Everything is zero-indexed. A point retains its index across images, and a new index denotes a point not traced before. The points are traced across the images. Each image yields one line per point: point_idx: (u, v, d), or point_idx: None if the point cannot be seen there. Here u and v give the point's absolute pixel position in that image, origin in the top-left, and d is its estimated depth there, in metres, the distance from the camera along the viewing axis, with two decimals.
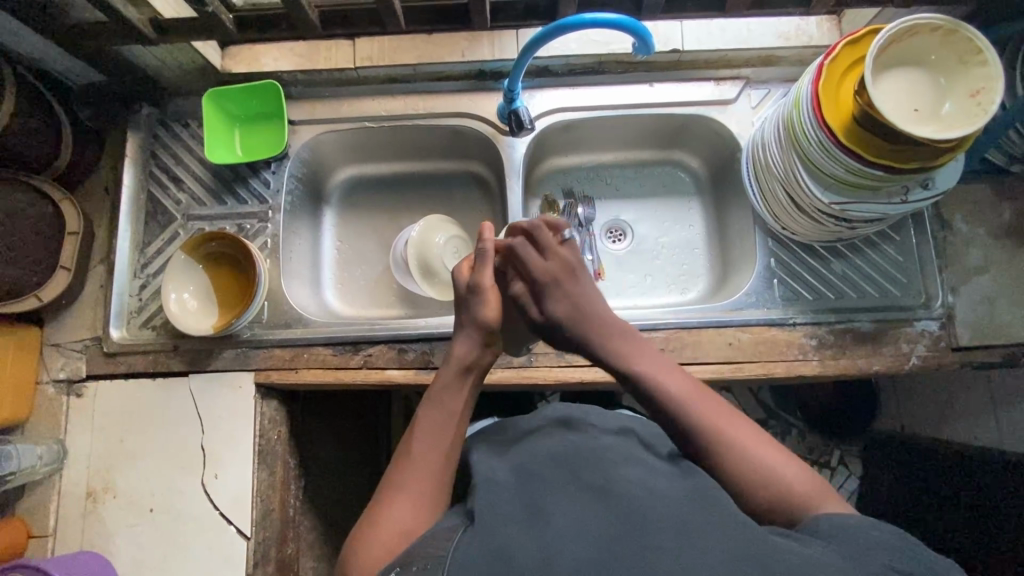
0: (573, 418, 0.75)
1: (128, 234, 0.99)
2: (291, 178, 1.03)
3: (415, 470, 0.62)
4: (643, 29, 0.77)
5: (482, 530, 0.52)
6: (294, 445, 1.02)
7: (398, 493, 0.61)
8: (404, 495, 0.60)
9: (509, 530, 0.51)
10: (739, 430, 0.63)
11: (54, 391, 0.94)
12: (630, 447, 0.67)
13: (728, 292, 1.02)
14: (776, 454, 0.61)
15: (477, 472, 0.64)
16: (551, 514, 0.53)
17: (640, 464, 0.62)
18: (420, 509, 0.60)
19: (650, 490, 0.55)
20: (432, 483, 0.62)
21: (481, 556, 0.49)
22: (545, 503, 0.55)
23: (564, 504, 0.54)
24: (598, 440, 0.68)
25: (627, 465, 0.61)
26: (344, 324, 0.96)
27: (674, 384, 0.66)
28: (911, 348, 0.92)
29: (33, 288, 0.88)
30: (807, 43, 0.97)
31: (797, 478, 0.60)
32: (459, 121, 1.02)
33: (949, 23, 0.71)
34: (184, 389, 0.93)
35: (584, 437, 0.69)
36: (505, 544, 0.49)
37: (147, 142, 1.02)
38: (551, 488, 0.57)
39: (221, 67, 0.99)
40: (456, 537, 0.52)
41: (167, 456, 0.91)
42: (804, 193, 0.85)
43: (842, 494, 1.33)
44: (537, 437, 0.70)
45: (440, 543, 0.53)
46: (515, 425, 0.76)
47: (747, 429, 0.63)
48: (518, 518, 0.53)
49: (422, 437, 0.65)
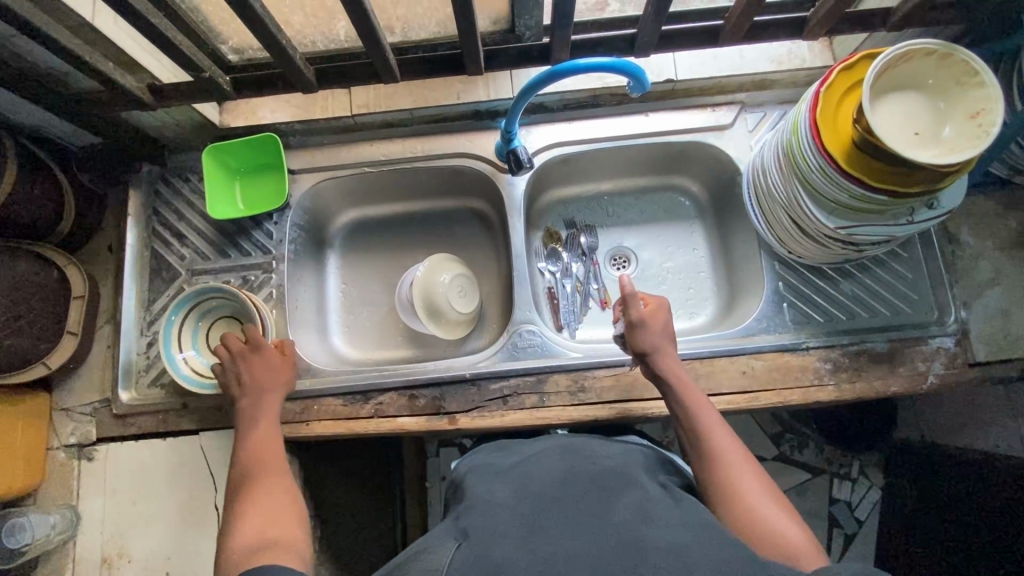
0: (575, 443, 0.75)
1: (133, 292, 0.99)
2: (293, 227, 1.03)
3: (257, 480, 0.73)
4: (637, 69, 0.76)
5: (481, 545, 0.54)
6: (311, 497, 1.01)
7: (249, 497, 0.71)
8: (257, 498, 0.70)
9: (507, 544, 0.54)
10: (756, 493, 0.68)
11: (65, 456, 0.93)
12: (630, 469, 0.68)
13: (737, 317, 1.01)
14: (782, 520, 0.65)
15: (477, 495, 0.65)
16: (548, 535, 0.55)
17: (638, 488, 0.63)
18: (284, 497, 0.71)
19: (648, 515, 0.57)
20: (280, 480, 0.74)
21: (478, 566, 0.52)
22: (543, 523, 0.57)
23: (563, 525, 0.56)
24: (600, 462, 0.69)
25: (626, 488, 0.62)
26: (354, 373, 0.95)
27: (722, 440, 0.73)
28: (928, 367, 0.91)
29: (41, 356, 0.88)
30: (800, 65, 0.97)
31: (792, 532, 0.64)
32: (458, 161, 1.03)
33: (943, 47, 0.71)
34: (195, 449, 0.92)
35: (585, 461, 0.69)
36: (505, 561, 0.52)
37: (149, 199, 1.02)
38: (550, 509, 0.59)
39: (219, 122, 1.00)
40: (448, 552, 0.55)
41: (182, 517, 0.90)
42: (808, 218, 0.85)
43: (864, 505, 1.32)
44: (536, 457, 0.71)
45: (435, 554, 0.55)
46: (516, 451, 0.77)
47: (758, 483, 0.69)
48: (515, 534, 0.55)
49: (252, 482, 0.73)
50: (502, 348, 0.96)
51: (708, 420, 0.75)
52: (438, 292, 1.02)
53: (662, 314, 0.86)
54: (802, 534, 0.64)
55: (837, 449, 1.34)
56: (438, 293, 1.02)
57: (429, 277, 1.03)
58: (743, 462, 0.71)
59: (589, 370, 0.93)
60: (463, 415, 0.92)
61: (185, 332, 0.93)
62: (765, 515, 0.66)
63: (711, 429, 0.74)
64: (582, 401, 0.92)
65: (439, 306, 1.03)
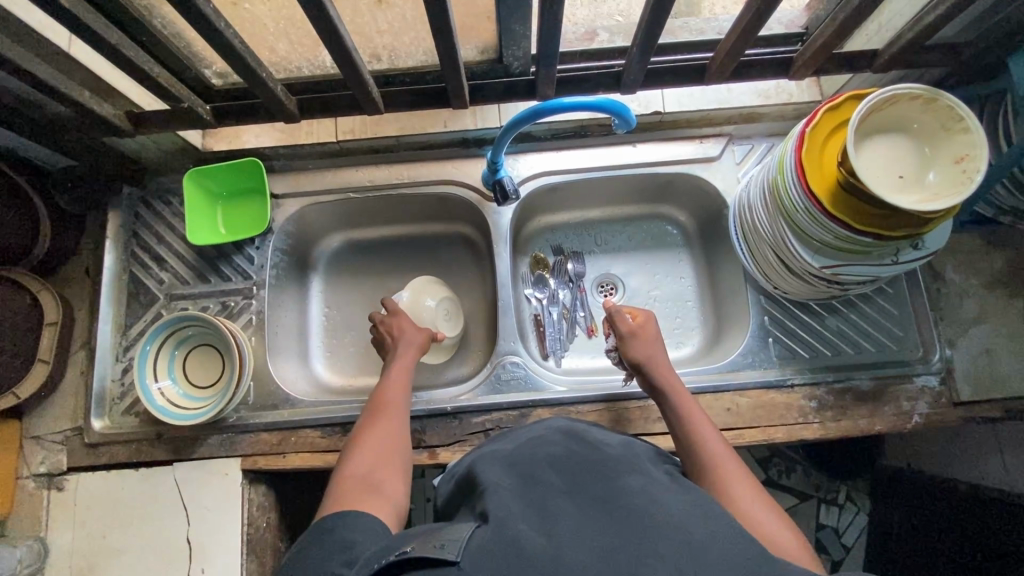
0: (576, 429, 0.72)
1: (110, 317, 0.97)
2: (276, 252, 1.02)
3: (373, 432, 0.76)
4: (622, 107, 0.76)
5: (492, 528, 0.51)
6: (287, 528, 0.99)
7: (358, 451, 0.74)
8: (363, 451, 0.73)
9: (517, 529, 0.51)
10: (748, 493, 0.66)
11: (34, 486, 0.91)
12: (636, 458, 0.65)
13: (723, 350, 1.00)
14: (774, 518, 0.64)
15: (485, 480, 0.62)
16: (557, 522, 0.52)
17: (644, 474, 0.60)
18: (386, 452, 0.74)
19: (657, 499, 0.54)
20: (393, 431, 0.77)
21: (493, 546, 0.49)
22: (548, 510, 0.54)
23: (571, 511, 0.53)
24: (602, 449, 0.66)
25: (630, 474, 0.60)
26: (333, 404, 0.93)
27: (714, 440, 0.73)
28: (913, 406, 0.90)
29: (10, 386, 0.86)
30: (788, 100, 0.97)
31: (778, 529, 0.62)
32: (444, 188, 1.02)
33: (927, 92, 0.70)
34: (168, 480, 0.90)
35: (588, 447, 0.67)
36: (520, 545, 0.49)
37: (128, 221, 1.00)
38: (556, 497, 0.56)
39: (202, 146, 0.99)
40: (466, 529, 0.52)
41: (154, 550, 0.88)
42: (794, 256, 0.84)
43: (852, 532, 1.29)
44: (536, 443, 0.69)
45: (453, 531, 0.52)
46: (514, 437, 0.74)
47: (749, 484, 0.67)
48: (523, 518, 0.53)
49: (372, 426, 0.78)
50: (485, 381, 0.94)
51: (696, 421, 0.76)
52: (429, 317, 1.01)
53: (653, 323, 0.89)
54: (789, 532, 0.62)
55: (824, 475, 1.32)
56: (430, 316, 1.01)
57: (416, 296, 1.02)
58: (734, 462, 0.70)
59: (572, 404, 0.93)
60: (443, 449, 0.91)
61: (161, 360, 0.91)
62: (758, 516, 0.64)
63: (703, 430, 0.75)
64: None
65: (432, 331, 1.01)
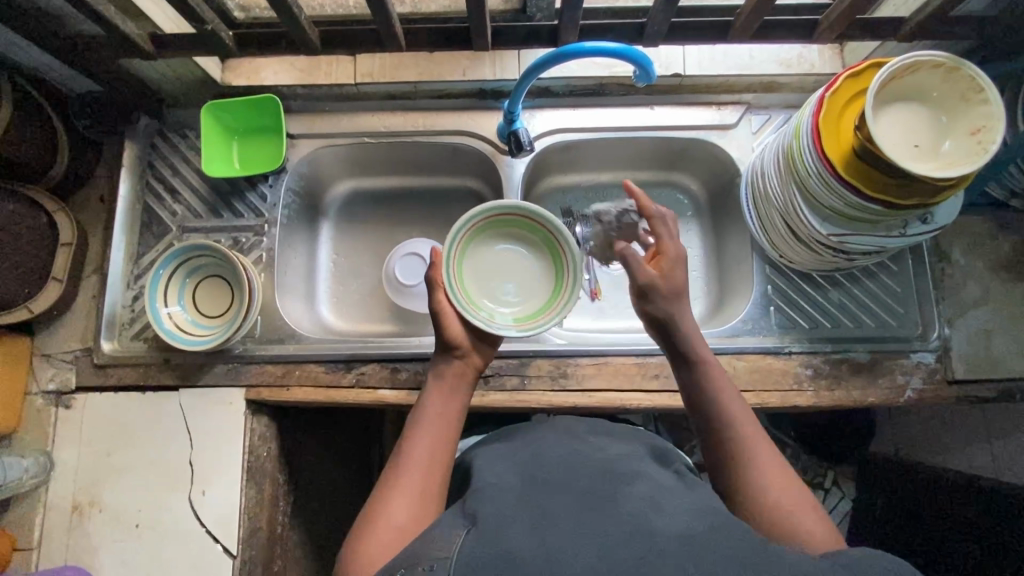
0: (579, 426, 0.74)
1: (122, 244, 0.98)
2: (288, 192, 1.02)
3: (410, 470, 0.65)
4: (644, 58, 0.76)
5: (486, 532, 0.52)
6: (286, 463, 1.01)
7: (392, 490, 0.64)
8: (398, 496, 0.63)
9: (518, 533, 0.51)
10: (770, 470, 0.64)
11: (43, 402, 0.93)
12: (637, 458, 0.67)
13: (724, 317, 1.02)
14: (792, 494, 0.62)
15: (482, 479, 0.63)
16: (558, 522, 0.52)
17: (647, 477, 0.61)
18: (415, 502, 0.63)
19: (658, 505, 0.55)
20: (431, 470, 0.66)
21: (485, 556, 0.48)
22: (550, 510, 0.54)
23: (572, 511, 0.54)
24: (605, 450, 0.67)
25: (634, 479, 0.60)
26: (338, 342, 0.95)
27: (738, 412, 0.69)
28: (907, 381, 0.92)
29: (24, 300, 0.88)
30: (809, 70, 0.98)
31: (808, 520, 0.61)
32: (460, 138, 1.02)
33: (951, 60, 0.70)
34: (173, 404, 0.92)
35: (589, 447, 0.68)
36: (516, 552, 0.48)
37: (144, 151, 1.01)
38: (556, 495, 0.57)
39: (221, 80, 1.00)
40: (455, 544, 0.52)
41: (155, 471, 0.90)
42: (802, 223, 0.85)
43: (834, 516, 1.31)
44: (542, 441, 0.70)
45: (445, 544, 0.52)
46: (516, 432, 0.76)
47: (772, 461, 0.65)
48: (522, 521, 0.53)
49: (407, 462, 0.66)
50: None
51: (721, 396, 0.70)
52: (512, 262, 0.85)
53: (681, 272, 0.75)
54: (815, 515, 0.61)
55: (813, 459, 1.34)
56: (517, 267, 0.85)
57: (528, 235, 0.85)
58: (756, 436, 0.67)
59: (572, 358, 0.94)
60: None
61: (172, 285, 0.93)
62: (778, 497, 0.62)
63: (726, 403, 0.69)
64: (563, 387, 0.93)
65: (484, 265, 0.85)
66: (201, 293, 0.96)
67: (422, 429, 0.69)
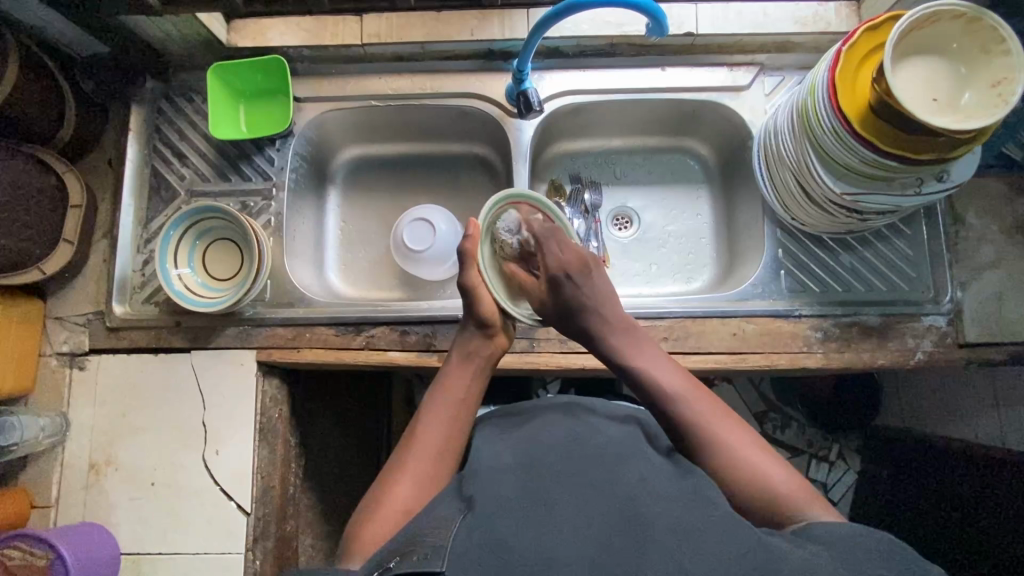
0: (576, 404, 0.73)
1: (132, 208, 0.98)
2: (296, 156, 1.02)
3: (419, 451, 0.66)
4: (659, 10, 0.75)
5: (481, 521, 0.52)
6: (297, 426, 1.02)
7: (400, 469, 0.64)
8: (406, 474, 0.64)
9: (510, 522, 0.51)
10: (734, 438, 0.63)
11: (57, 364, 0.94)
12: (633, 439, 0.66)
13: (734, 282, 1.01)
14: (762, 458, 0.62)
15: (480, 460, 0.63)
16: (550, 510, 0.52)
17: (644, 458, 0.60)
18: (422, 482, 0.63)
19: (654, 488, 0.54)
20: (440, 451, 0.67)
21: (477, 550, 0.49)
22: (544, 496, 0.53)
23: (567, 497, 0.53)
24: (603, 431, 0.66)
25: (630, 460, 0.59)
26: (348, 305, 0.95)
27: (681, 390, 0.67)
28: (918, 344, 0.91)
29: (36, 261, 0.88)
30: (825, 29, 0.95)
31: (785, 478, 0.60)
32: (468, 101, 1.01)
33: (973, 10, 0.69)
34: (185, 367, 0.93)
35: (586, 425, 0.67)
36: (507, 546, 0.48)
37: (151, 116, 1.01)
38: (551, 477, 0.56)
39: (226, 41, 0.98)
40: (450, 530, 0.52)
41: (169, 431, 0.92)
42: (816, 182, 0.83)
43: (839, 487, 1.31)
44: (538, 423, 0.69)
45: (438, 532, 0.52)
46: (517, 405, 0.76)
47: (731, 428, 0.64)
48: (516, 509, 0.52)
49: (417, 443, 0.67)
50: None
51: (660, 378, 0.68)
52: None
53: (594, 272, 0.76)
54: (790, 476, 0.61)
55: (818, 432, 1.34)
56: None
57: None
58: (708, 406, 0.65)
59: None
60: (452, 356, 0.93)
61: (183, 248, 0.93)
62: (752, 463, 0.61)
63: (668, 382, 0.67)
64: (571, 349, 0.93)
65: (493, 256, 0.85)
66: (211, 258, 0.96)
67: (432, 406, 0.70)
